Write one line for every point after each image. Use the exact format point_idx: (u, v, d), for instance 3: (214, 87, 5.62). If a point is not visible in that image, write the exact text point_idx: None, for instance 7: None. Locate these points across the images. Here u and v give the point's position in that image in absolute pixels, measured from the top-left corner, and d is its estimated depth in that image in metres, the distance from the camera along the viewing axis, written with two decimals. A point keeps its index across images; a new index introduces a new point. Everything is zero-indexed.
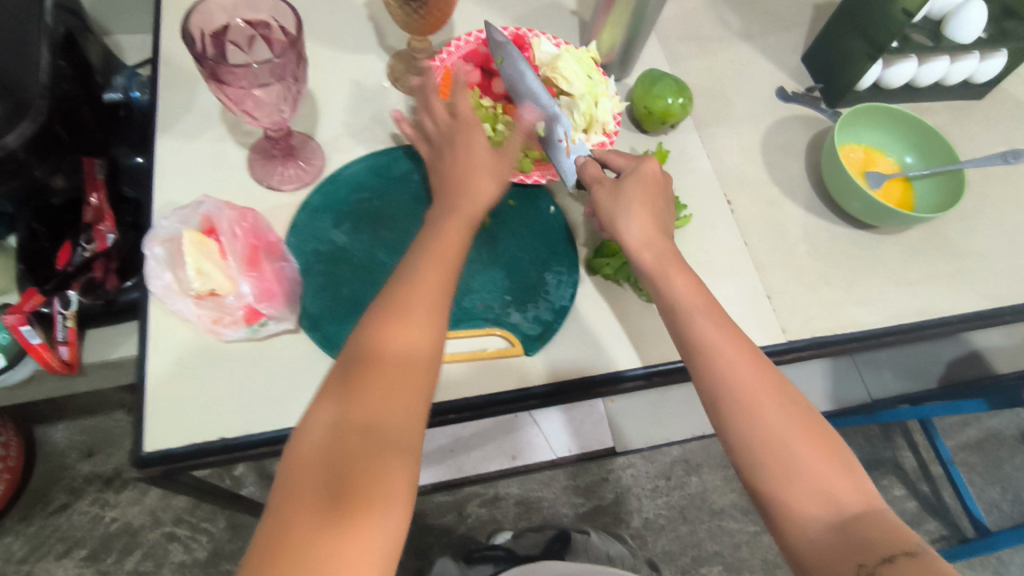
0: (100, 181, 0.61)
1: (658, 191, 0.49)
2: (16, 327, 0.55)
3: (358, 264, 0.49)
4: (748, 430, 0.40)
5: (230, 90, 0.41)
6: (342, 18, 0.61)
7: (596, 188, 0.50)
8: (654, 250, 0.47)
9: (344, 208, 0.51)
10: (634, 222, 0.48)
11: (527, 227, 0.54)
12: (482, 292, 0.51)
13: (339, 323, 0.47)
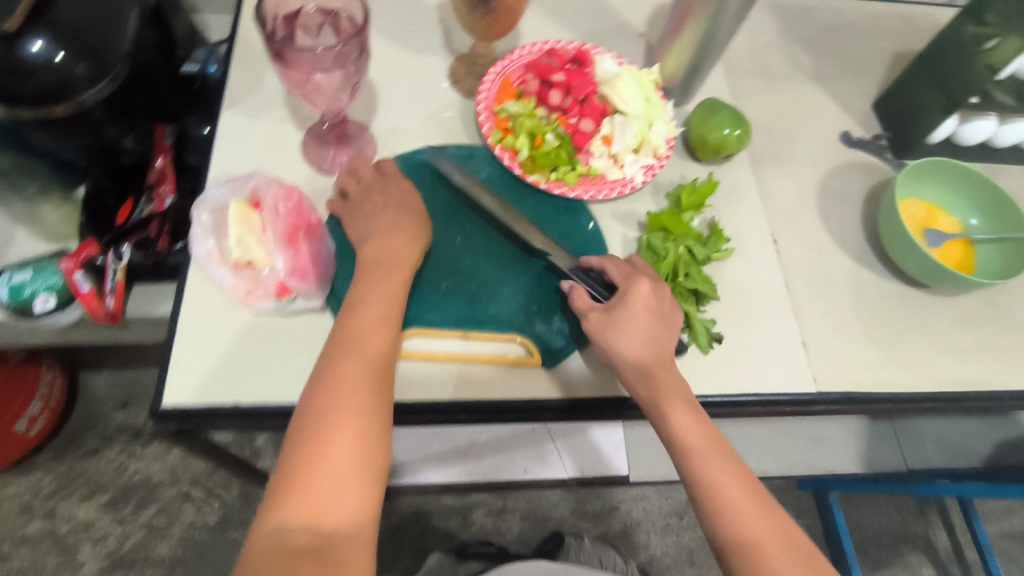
0: (166, 147, 0.66)
1: (656, 312, 0.46)
2: (70, 273, 0.59)
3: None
4: (691, 458, 0.41)
5: (293, 73, 0.43)
6: (414, 17, 0.62)
7: (585, 320, 0.46)
8: (652, 376, 0.43)
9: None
10: (633, 339, 0.44)
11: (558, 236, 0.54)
12: (508, 300, 0.51)
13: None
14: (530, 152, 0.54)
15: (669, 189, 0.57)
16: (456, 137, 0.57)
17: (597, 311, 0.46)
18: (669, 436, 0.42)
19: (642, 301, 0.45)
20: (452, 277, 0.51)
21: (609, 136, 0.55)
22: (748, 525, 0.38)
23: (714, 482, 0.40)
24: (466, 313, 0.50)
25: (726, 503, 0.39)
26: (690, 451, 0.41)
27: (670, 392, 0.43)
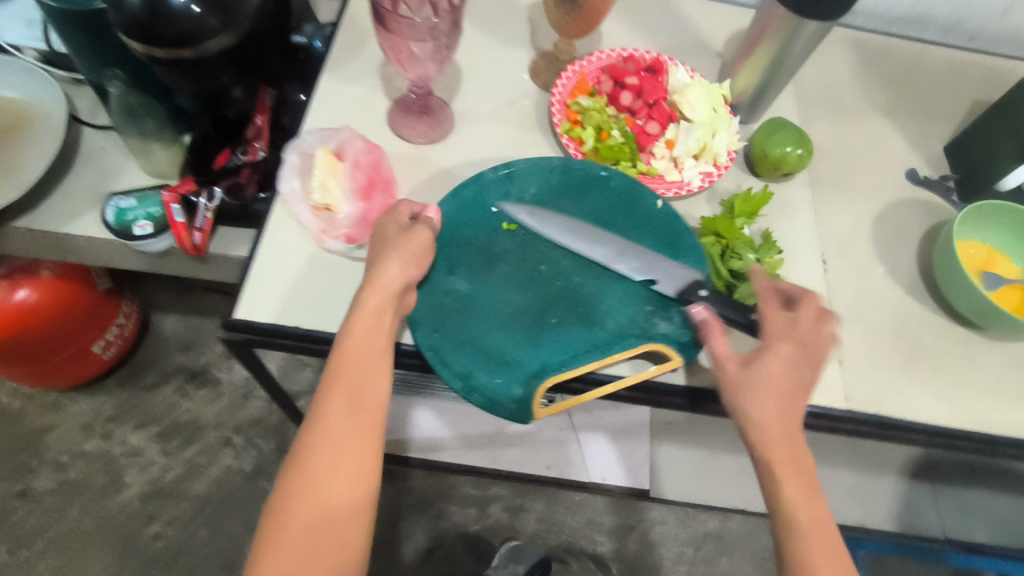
0: (266, 107, 0.73)
1: (791, 379, 0.45)
2: (168, 204, 0.67)
3: (489, 315, 0.52)
4: (797, 533, 0.42)
5: (393, 39, 0.48)
6: (504, 13, 0.67)
7: (721, 370, 0.46)
8: (779, 447, 0.44)
9: (456, 254, 0.53)
10: (755, 407, 0.44)
11: (647, 228, 0.55)
12: (621, 308, 0.53)
13: (495, 376, 0.49)
14: (595, 144, 0.58)
15: (724, 197, 0.59)
16: (528, 123, 0.61)
17: (734, 364, 0.46)
18: (778, 505, 0.43)
19: (776, 366, 0.45)
20: (558, 306, 0.53)
21: (672, 140, 0.58)
22: None
23: (812, 561, 0.42)
24: (584, 337, 0.51)
25: None
26: (794, 525, 0.42)
27: (791, 467, 0.43)
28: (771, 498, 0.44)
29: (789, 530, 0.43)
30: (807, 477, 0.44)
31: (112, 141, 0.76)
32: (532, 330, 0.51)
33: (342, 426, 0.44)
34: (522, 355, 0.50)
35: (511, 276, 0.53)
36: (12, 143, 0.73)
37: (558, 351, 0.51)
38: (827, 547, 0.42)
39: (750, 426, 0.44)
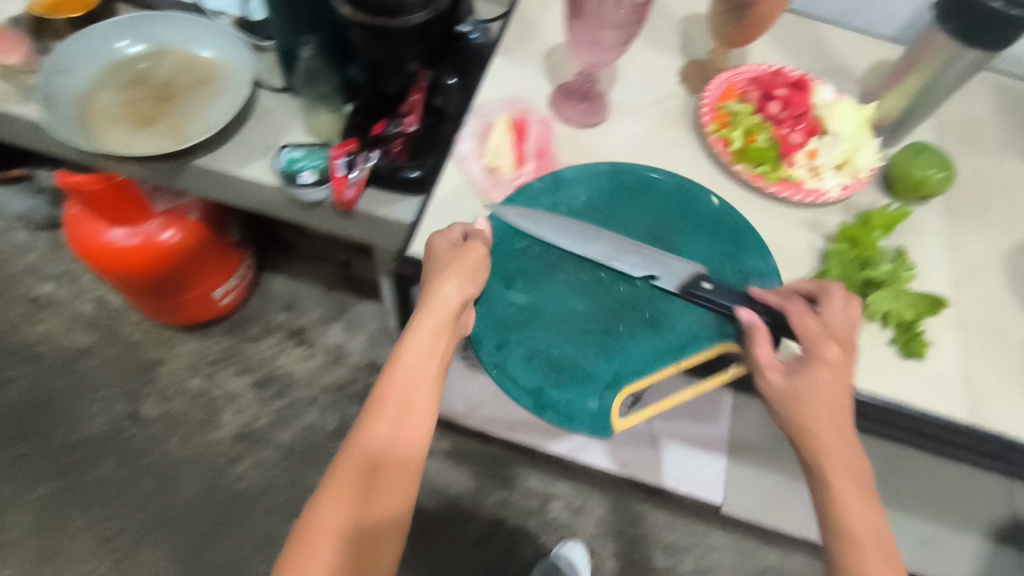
0: (422, 87, 0.78)
1: (846, 353, 0.48)
2: (334, 159, 0.74)
3: (554, 322, 0.56)
4: (833, 494, 0.44)
5: (585, 18, 0.56)
6: (659, 23, 0.73)
7: (775, 367, 0.48)
8: (831, 409, 0.46)
9: (513, 267, 0.57)
10: (809, 378, 0.47)
11: (708, 231, 0.59)
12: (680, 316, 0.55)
13: (566, 392, 0.53)
14: (741, 145, 0.62)
15: (859, 210, 0.62)
16: (674, 123, 0.66)
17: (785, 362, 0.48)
18: (815, 466, 0.45)
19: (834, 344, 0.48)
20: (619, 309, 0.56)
21: (815, 150, 0.61)
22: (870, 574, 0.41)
23: (853, 521, 0.43)
24: (644, 345, 0.55)
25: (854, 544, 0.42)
26: (830, 484, 0.44)
27: (833, 430, 0.45)
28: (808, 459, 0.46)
29: (825, 490, 0.44)
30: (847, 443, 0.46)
31: (283, 102, 0.85)
32: (597, 337, 0.55)
33: (373, 435, 0.49)
34: (592, 360, 0.54)
35: (570, 281, 0.57)
36: (203, 94, 0.84)
37: (626, 359, 0.54)
38: (864, 510, 0.43)
39: (799, 389, 0.47)
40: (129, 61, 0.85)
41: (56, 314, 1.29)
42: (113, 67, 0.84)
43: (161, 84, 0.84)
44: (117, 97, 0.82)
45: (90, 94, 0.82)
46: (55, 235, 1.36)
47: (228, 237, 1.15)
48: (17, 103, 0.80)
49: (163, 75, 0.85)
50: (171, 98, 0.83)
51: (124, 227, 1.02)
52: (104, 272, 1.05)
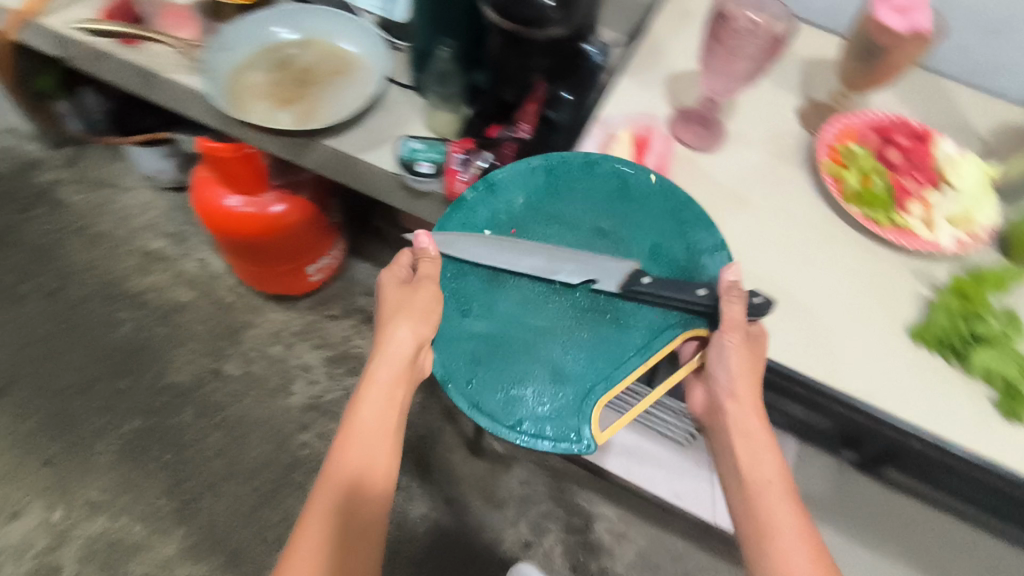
0: (538, 97, 0.80)
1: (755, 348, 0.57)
2: (453, 153, 0.80)
3: (519, 345, 0.60)
4: (745, 459, 0.54)
5: (723, 44, 0.62)
6: (782, 65, 0.76)
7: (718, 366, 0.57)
8: (742, 392, 0.56)
9: (467, 295, 0.62)
10: (726, 367, 0.56)
11: (643, 215, 0.65)
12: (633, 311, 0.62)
13: (550, 409, 0.58)
14: (857, 188, 0.63)
15: (971, 268, 0.62)
16: (788, 160, 0.69)
17: (720, 358, 0.56)
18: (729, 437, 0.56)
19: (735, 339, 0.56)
20: (580, 317, 0.62)
21: (932, 202, 0.62)
22: (773, 517, 0.51)
23: (760, 477, 0.53)
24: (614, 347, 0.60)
25: (760, 495, 0.52)
26: (741, 450, 0.55)
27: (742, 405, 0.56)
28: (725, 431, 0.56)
29: (739, 455, 0.55)
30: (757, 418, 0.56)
31: (410, 99, 0.92)
32: (568, 346, 0.60)
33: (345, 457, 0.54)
34: (567, 376, 0.59)
35: (526, 299, 0.62)
36: (339, 83, 0.91)
37: (599, 364, 0.59)
38: (770, 467, 0.54)
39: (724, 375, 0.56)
40: (278, 47, 0.94)
41: (165, 268, 1.40)
42: (264, 50, 0.94)
43: (303, 70, 0.92)
44: (263, 77, 0.91)
45: (242, 72, 0.91)
46: (174, 196, 1.48)
47: (328, 218, 1.22)
48: (182, 73, 0.90)
49: (305, 62, 0.93)
50: (311, 83, 0.91)
51: (241, 196, 1.10)
52: (219, 234, 1.14)
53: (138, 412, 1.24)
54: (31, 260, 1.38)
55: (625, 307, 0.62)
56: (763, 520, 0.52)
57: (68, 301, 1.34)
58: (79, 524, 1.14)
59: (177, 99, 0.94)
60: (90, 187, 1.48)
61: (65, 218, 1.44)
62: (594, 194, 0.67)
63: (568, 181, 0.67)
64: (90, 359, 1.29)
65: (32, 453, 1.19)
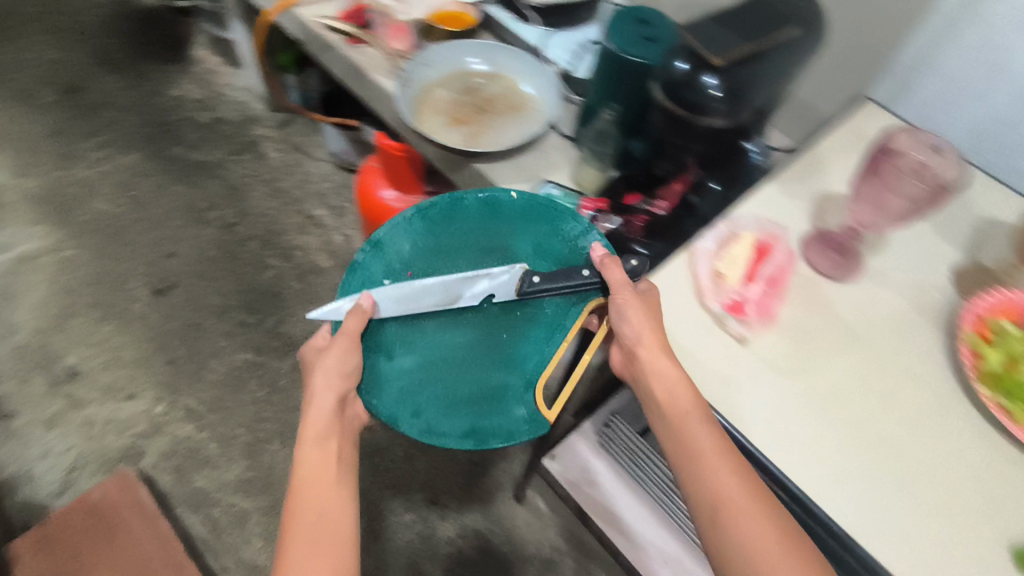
0: (686, 180, 0.85)
1: (653, 308, 0.60)
2: (585, 207, 0.87)
3: (452, 362, 0.77)
4: (685, 435, 0.54)
5: (886, 176, 0.60)
6: (955, 215, 0.70)
7: (640, 345, 0.58)
8: (657, 352, 0.57)
9: (389, 343, 0.77)
10: (643, 342, 0.58)
11: (525, 219, 0.84)
12: (534, 306, 0.79)
13: (499, 414, 0.75)
14: (998, 370, 0.56)
15: None
16: (930, 314, 0.63)
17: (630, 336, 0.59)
18: (669, 407, 0.56)
19: (634, 311, 0.59)
20: (490, 328, 0.79)
21: None
22: (726, 490, 0.52)
23: (703, 444, 0.54)
24: (533, 341, 0.78)
25: (713, 469, 0.53)
26: (682, 426, 0.55)
27: (673, 370, 0.56)
28: (665, 406, 0.56)
29: (678, 431, 0.55)
30: (685, 385, 0.56)
31: (567, 149, 0.97)
32: (493, 355, 0.78)
33: (307, 509, 0.65)
34: (507, 382, 0.77)
35: (441, 325, 0.79)
36: (509, 119, 1.00)
37: (527, 358, 0.77)
38: (713, 439, 0.54)
39: (645, 350, 0.58)
40: (471, 73, 1.04)
41: (318, 233, 1.57)
42: (458, 73, 1.05)
43: (484, 98, 1.01)
44: (448, 96, 1.02)
45: (432, 88, 1.03)
46: (347, 177, 1.67)
47: None
48: (385, 76, 1.04)
49: (490, 91, 1.02)
50: (486, 111, 1.00)
51: (395, 191, 1.22)
52: (368, 219, 1.27)
53: (252, 347, 1.38)
54: (224, 194, 1.62)
55: (532, 304, 0.80)
56: (715, 492, 0.52)
57: (237, 236, 1.55)
58: (173, 423, 1.28)
59: (372, 95, 1.07)
60: (287, 150, 1.71)
61: (260, 169, 1.67)
62: (475, 223, 0.84)
63: (454, 228, 0.84)
64: (234, 289, 1.46)
65: (162, 351, 1.36)
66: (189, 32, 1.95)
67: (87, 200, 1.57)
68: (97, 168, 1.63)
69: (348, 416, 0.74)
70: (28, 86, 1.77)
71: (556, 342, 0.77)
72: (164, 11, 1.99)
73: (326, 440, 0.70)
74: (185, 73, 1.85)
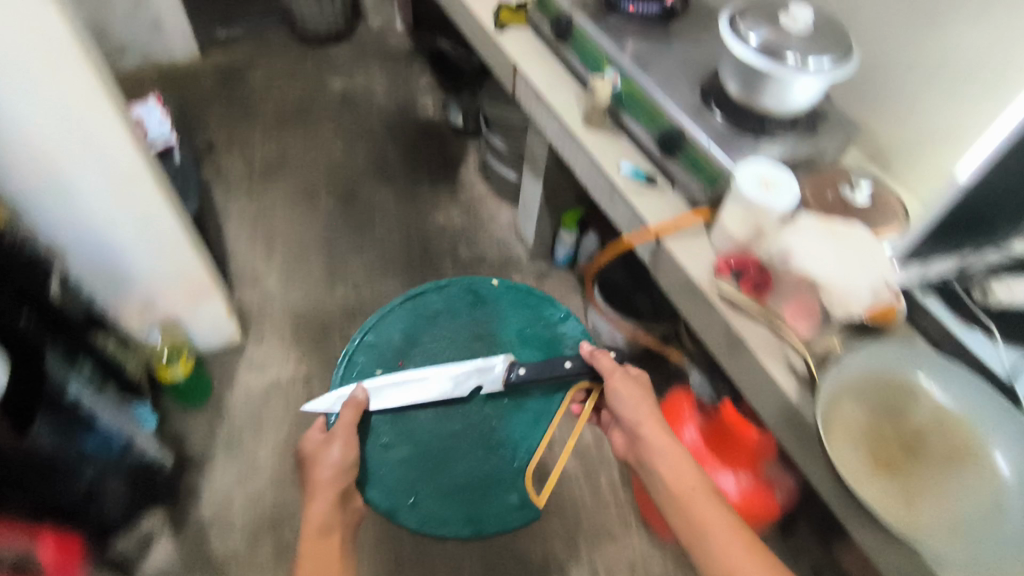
0: None
1: (640, 388, 0.96)
2: None
3: (442, 444, 1.01)
4: (676, 494, 0.82)
5: None
6: None
7: (621, 386, 0.95)
8: (641, 416, 0.91)
9: (389, 438, 1.00)
10: (647, 430, 0.89)
11: (505, 303, 1.16)
12: (521, 431, 1.04)
13: (473, 473, 1.00)
14: None
15: None
16: None
17: (609, 367, 0.97)
18: (656, 483, 0.86)
19: (619, 380, 0.96)
20: (483, 415, 1.04)
21: None
22: (689, 501, 0.80)
23: (662, 461, 0.86)
24: (515, 429, 1.04)
25: (688, 499, 0.80)
26: (652, 453, 0.87)
27: (649, 425, 0.90)
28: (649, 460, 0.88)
29: (664, 482, 0.84)
30: (672, 447, 0.87)
31: None
32: (493, 452, 1.02)
33: (323, 488, 0.89)
34: (501, 470, 1.01)
35: (434, 413, 1.03)
36: (953, 479, 0.72)
37: (516, 426, 1.04)
38: (699, 492, 0.80)
39: (642, 420, 0.91)
40: (900, 385, 0.78)
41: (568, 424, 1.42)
42: (883, 380, 0.79)
43: (913, 433, 0.75)
44: (864, 414, 0.77)
45: (843, 394, 0.78)
46: None
47: (775, 520, 1.03)
48: (778, 365, 0.81)
49: (922, 421, 0.76)
50: (918, 456, 0.74)
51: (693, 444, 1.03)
52: None
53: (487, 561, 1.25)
54: None
55: (516, 397, 1.06)
56: (703, 540, 0.76)
57: None
58: None
59: (746, 375, 0.86)
60: None
61: None
62: (479, 304, 1.16)
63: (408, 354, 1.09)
64: None
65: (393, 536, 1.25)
66: (461, 153, 1.93)
67: (344, 328, 1.51)
68: (357, 291, 1.58)
69: (349, 507, 0.91)
70: (309, 185, 1.80)
71: (542, 426, 1.04)
72: (442, 126, 2.00)
73: (327, 532, 0.86)
74: (451, 198, 1.81)
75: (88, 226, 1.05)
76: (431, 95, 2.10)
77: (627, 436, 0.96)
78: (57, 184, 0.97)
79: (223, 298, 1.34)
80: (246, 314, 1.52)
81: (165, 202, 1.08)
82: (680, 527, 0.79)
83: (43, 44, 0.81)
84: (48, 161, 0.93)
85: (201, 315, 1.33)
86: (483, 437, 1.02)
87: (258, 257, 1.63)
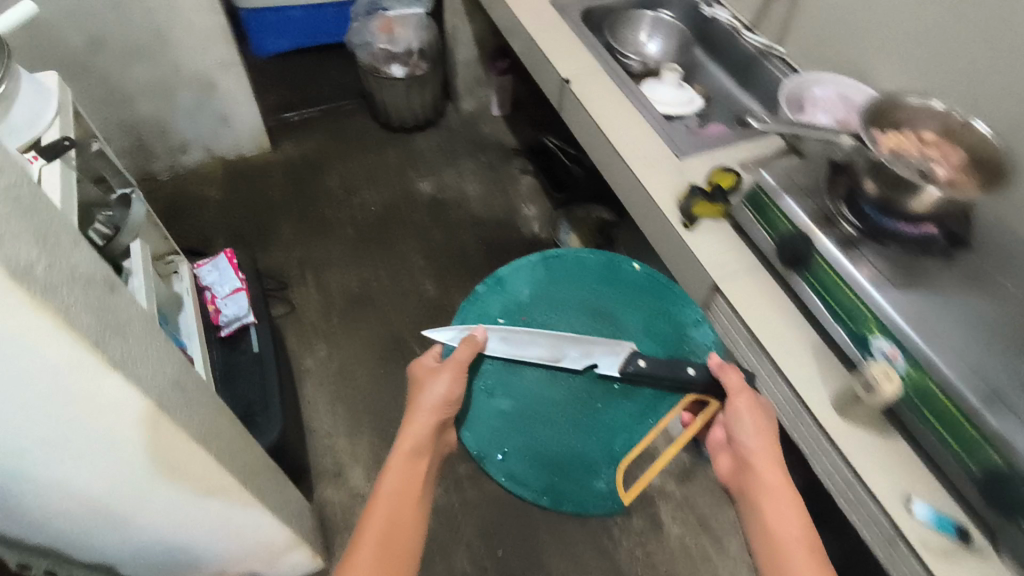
0: None
1: (768, 423, 0.73)
2: None
3: (541, 414, 0.78)
4: (762, 517, 0.69)
5: None
6: None
7: (746, 421, 0.72)
8: (760, 444, 0.71)
9: (495, 383, 0.79)
10: (751, 443, 0.72)
11: (638, 290, 0.87)
12: (621, 415, 0.78)
13: (568, 456, 0.76)
14: None
15: None
16: None
17: (739, 388, 0.73)
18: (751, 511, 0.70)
19: (751, 423, 0.72)
20: (587, 395, 0.79)
21: None
22: (787, 530, 0.67)
23: (766, 485, 0.70)
24: (616, 418, 0.78)
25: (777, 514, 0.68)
26: (753, 483, 0.71)
27: (765, 460, 0.71)
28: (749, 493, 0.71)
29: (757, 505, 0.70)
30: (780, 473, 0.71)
31: None
32: (587, 423, 0.77)
33: (397, 475, 0.72)
34: (591, 450, 0.76)
35: (539, 378, 0.79)
36: None
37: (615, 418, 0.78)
38: (789, 504, 0.69)
39: (755, 453, 0.71)
40: None
41: None
42: None
43: None
44: None
45: None
46: None
47: None
48: None
49: None
50: None
51: None
52: None
53: None
54: None
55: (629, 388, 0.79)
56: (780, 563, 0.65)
57: None
58: None
59: None
60: (689, 525, 1.28)
61: (656, 551, 1.25)
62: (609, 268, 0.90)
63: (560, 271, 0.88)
64: None
65: None
66: None
67: (447, 550, 1.23)
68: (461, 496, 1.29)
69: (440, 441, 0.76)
70: (398, 333, 1.50)
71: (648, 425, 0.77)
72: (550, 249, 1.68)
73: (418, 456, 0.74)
74: None
75: (152, 537, 0.78)
76: (534, 203, 1.78)
77: (735, 465, 0.75)
78: (108, 518, 0.69)
79: (309, 549, 1.05)
80: (329, 524, 1.23)
81: (254, 503, 0.79)
82: (765, 566, 0.67)
83: (108, 420, 0.53)
84: (100, 504, 0.66)
85: (281, 567, 1.05)
86: (581, 414, 0.78)
87: (341, 435, 1.34)
